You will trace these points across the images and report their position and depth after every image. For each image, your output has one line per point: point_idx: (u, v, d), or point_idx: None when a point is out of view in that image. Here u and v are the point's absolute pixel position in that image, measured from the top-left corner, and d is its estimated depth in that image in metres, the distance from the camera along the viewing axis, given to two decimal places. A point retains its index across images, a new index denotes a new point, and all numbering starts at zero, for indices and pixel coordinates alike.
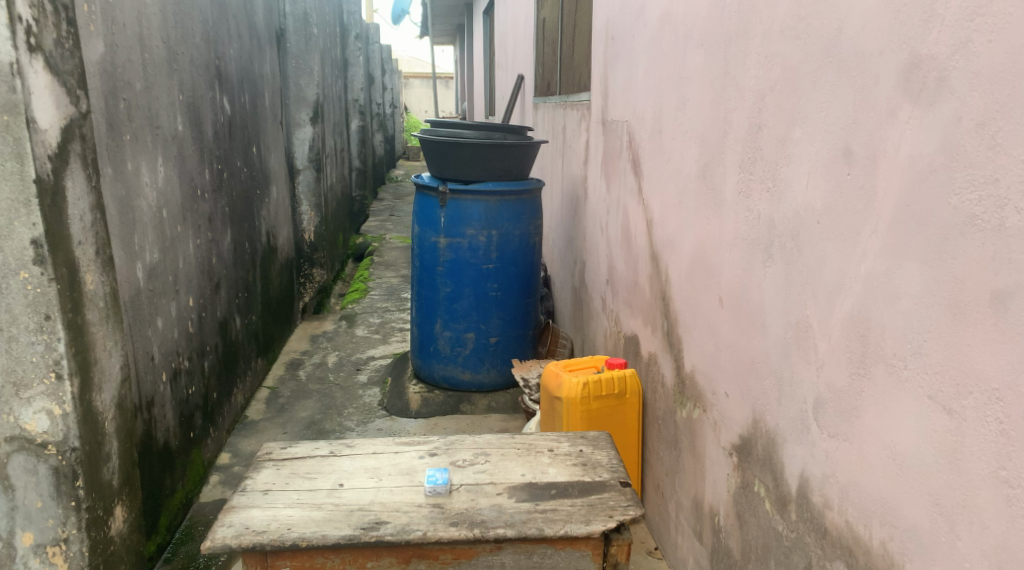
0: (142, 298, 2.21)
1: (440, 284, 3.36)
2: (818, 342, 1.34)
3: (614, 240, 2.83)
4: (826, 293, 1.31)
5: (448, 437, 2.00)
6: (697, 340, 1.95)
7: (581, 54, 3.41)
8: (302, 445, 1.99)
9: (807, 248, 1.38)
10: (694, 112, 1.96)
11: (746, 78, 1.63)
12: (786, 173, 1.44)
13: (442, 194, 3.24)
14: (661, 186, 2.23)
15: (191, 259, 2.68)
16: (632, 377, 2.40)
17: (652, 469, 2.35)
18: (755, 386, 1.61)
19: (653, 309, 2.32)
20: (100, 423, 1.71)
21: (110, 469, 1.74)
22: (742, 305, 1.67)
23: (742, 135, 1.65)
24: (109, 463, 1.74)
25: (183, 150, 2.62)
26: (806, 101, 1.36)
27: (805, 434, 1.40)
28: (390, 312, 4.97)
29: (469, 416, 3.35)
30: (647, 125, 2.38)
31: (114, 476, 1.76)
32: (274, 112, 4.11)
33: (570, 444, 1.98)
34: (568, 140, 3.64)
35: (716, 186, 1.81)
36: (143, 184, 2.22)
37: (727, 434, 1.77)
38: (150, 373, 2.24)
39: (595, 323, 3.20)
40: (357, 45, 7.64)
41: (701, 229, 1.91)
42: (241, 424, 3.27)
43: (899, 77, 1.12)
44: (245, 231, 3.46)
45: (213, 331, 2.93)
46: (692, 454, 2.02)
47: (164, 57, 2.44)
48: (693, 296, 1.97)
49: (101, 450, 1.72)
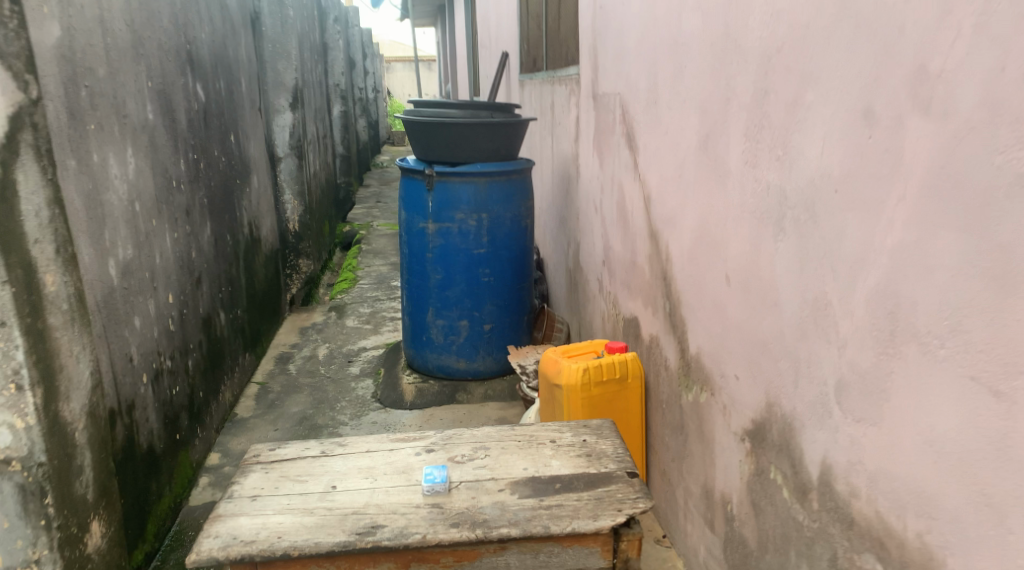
0: (117, 297, 2.09)
1: (431, 271, 3.26)
2: (840, 320, 1.25)
3: (609, 219, 2.73)
4: (848, 268, 1.22)
5: (444, 431, 1.90)
6: (702, 320, 1.86)
7: (568, 27, 3.30)
8: (292, 445, 1.89)
9: (824, 219, 1.28)
10: (691, 81, 1.85)
11: (748, 40, 1.53)
12: (798, 138, 1.35)
13: (429, 177, 3.12)
14: (658, 160, 2.13)
15: (169, 254, 2.56)
16: (634, 361, 2.32)
17: (658, 455, 2.27)
18: (769, 368, 1.52)
19: (654, 289, 2.23)
20: (70, 434, 1.62)
21: (82, 482, 1.65)
22: (752, 282, 1.57)
23: (746, 101, 1.56)
24: (81, 477, 1.65)
25: (155, 139, 2.50)
26: (819, 60, 1.26)
27: (827, 418, 1.31)
28: (380, 301, 4.86)
29: (465, 405, 3.25)
30: (640, 97, 2.28)
31: (88, 491, 1.67)
32: (252, 98, 3.98)
33: (573, 434, 1.88)
34: (557, 117, 3.53)
35: (719, 157, 1.71)
36: (111, 176, 2.10)
37: (738, 418, 1.68)
38: (130, 375, 2.13)
39: (591, 305, 3.11)
40: (336, 29, 7.47)
41: (703, 203, 1.81)
42: (231, 422, 3.16)
43: (927, 26, 1.02)
44: (226, 222, 3.34)
45: (197, 328, 2.81)
46: (701, 439, 1.93)
47: (129, 41, 2.32)
48: (697, 274, 1.87)
49: (72, 463, 1.62)
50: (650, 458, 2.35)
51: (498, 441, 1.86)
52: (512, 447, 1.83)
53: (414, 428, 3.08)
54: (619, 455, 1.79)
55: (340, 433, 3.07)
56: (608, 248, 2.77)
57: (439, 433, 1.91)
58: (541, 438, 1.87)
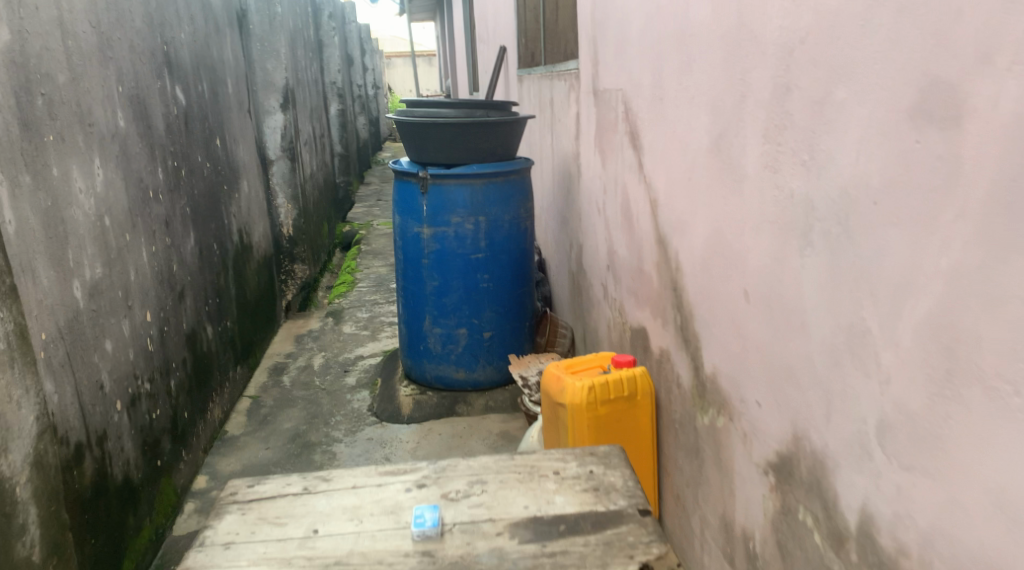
0: (84, 322, 1.94)
1: (427, 278, 3.09)
2: (881, 351, 1.09)
3: (614, 222, 2.56)
4: (891, 292, 1.07)
5: (438, 462, 1.75)
6: (718, 338, 1.70)
7: (567, 18, 3.12)
8: (272, 481, 1.73)
9: (861, 234, 1.12)
10: (701, 75, 1.69)
11: (766, 30, 1.36)
12: (828, 141, 1.18)
13: (423, 180, 2.96)
14: (665, 161, 1.97)
15: (146, 269, 2.41)
16: (644, 377, 2.15)
17: (671, 477, 2.11)
18: (795, 397, 1.36)
19: (664, 300, 2.07)
20: (10, 490, 1.48)
21: (25, 544, 1.51)
22: (774, 299, 1.41)
23: (765, 97, 1.39)
24: (23, 537, 1.51)
25: (127, 148, 2.35)
26: (852, 52, 1.10)
27: (867, 461, 1.15)
28: (379, 305, 4.70)
29: (465, 418, 3.09)
30: (645, 93, 2.12)
31: (33, 550, 1.54)
32: (239, 100, 3.81)
33: (579, 464, 1.72)
34: (557, 113, 3.36)
35: (733, 160, 1.55)
36: (75, 191, 1.95)
37: (761, 449, 1.52)
38: (100, 404, 1.98)
39: (597, 311, 2.95)
40: (331, 25, 7.29)
41: (716, 210, 1.65)
42: (220, 441, 3.01)
43: (994, 13, 0.88)
44: (212, 231, 3.19)
45: (180, 345, 2.66)
46: (718, 466, 1.77)
47: (95, 44, 2.16)
48: (711, 287, 1.71)
49: (11, 523, 1.48)
50: (662, 481, 2.19)
51: (496, 473, 1.71)
52: (511, 480, 1.68)
53: (411, 444, 2.92)
54: (629, 489, 1.63)
55: (334, 451, 2.92)
56: (613, 253, 2.60)
57: (432, 464, 1.75)
58: (544, 469, 1.72)
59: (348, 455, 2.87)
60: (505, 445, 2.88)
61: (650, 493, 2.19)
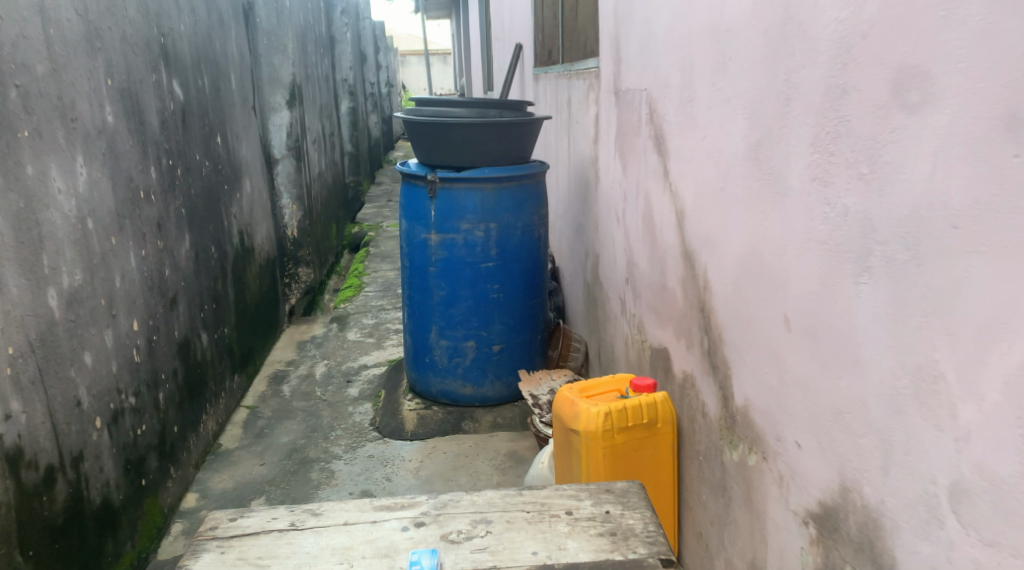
0: (60, 333, 1.79)
1: (433, 287, 2.94)
2: (958, 401, 0.93)
3: (635, 233, 2.40)
4: (975, 333, 0.90)
5: (438, 497, 1.59)
6: (752, 367, 1.54)
7: (587, 15, 2.96)
8: (256, 514, 1.58)
9: (934, 262, 0.95)
10: (739, 76, 1.52)
11: (821, 23, 1.20)
12: (894, 152, 1.02)
13: (431, 184, 2.81)
14: (695, 168, 1.81)
15: (133, 275, 2.26)
16: (666, 403, 1.99)
17: (692, 512, 1.94)
18: (844, 443, 1.19)
19: (689, 321, 1.90)
20: None
21: None
22: (821, 330, 1.24)
23: (816, 100, 1.23)
24: None
25: (116, 145, 2.20)
26: (931, 49, 0.94)
27: (936, 528, 0.98)
28: (385, 311, 4.55)
29: (471, 436, 2.93)
30: (673, 94, 1.95)
31: None
32: (243, 96, 3.67)
33: (593, 503, 1.57)
34: (574, 115, 3.19)
35: (774, 171, 1.38)
36: (52, 191, 1.81)
37: (799, 496, 1.36)
38: (76, 423, 1.83)
39: (613, 326, 2.78)
40: (344, 22, 7.16)
41: (753, 226, 1.48)
42: (213, 455, 2.87)
43: None
44: (210, 233, 3.04)
45: (170, 355, 2.52)
46: (747, 508, 1.60)
47: (82, 33, 2.01)
48: (744, 310, 1.54)
49: None
50: (683, 516, 2.03)
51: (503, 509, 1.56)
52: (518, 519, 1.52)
53: (414, 463, 2.76)
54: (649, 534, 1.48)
55: (332, 468, 2.76)
56: (632, 267, 2.44)
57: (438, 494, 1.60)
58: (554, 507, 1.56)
59: (347, 473, 2.72)
60: (513, 467, 2.71)
61: (668, 529, 2.03)
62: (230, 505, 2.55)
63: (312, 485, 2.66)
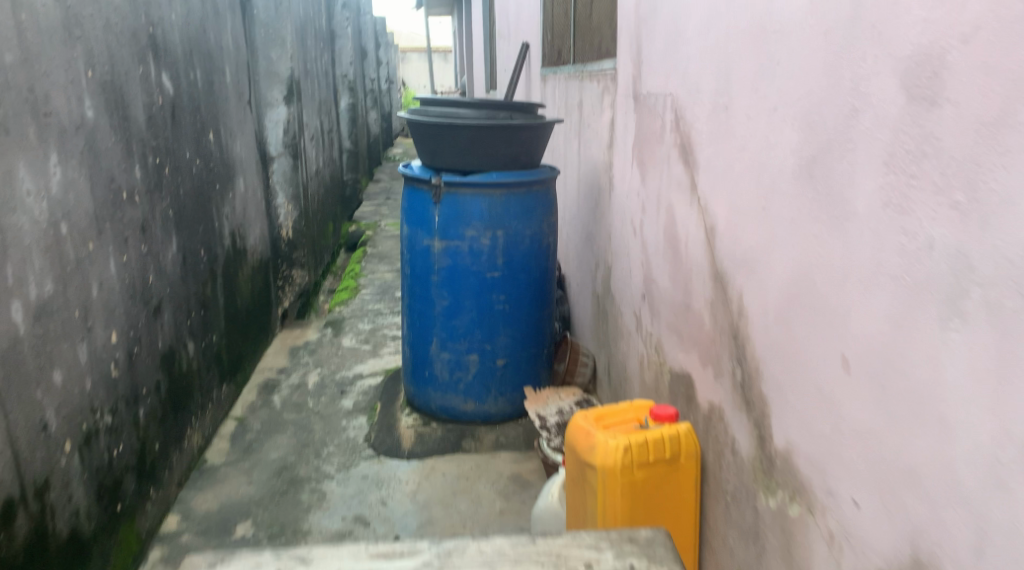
0: (25, 350, 1.62)
1: (435, 297, 2.77)
2: None
3: (655, 247, 2.23)
4: None
5: (442, 543, 1.43)
6: (797, 407, 1.37)
7: (603, 12, 2.80)
8: (237, 560, 1.41)
9: None
10: (790, 81, 1.35)
11: (902, 23, 1.04)
12: None
13: (436, 188, 2.64)
14: (730, 182, 1.64)
15: (113, 283, 2.09)
16: (690, 436, 1.83)
17: (716, 557, 1.78)
18: (921, 512, 1.03)
19: (720, 348, 1.74)
20: None
21: None
22: (893, 378, 1.08)
23: (892, 112, 1.06)
24: None
25: (96, 142, 2.02)
26: None
27: None
28: (382, 316, 4.37)
29: (472, 456, 2.76)
30: (705, 100, 1.79)
31: None
32: (239, 89, 3.50)
33: (616, 555, 1.41)
34: (587, 117, 3.03)
35: (834, 191, 1.22)
36: (20, 194, 1.64)
37: (855, 561, 1.20)
38: (41, 449, 1.67)
39: (625, 343, 2.61)
40: (345, 15, 6.97)
41: (805, 250, 1.32)
42: (197, 472, 2.70)
43: None
44: (199, 236, 2.86)
45: (152, 367, 2.34)
46: (785, 562, 1.44)
47: (59, 19, 1.84)
48: (790, 345, 1.38)
49: None
50: (704, 558, 1.87)
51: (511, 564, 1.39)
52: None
53: (411, 485, 2.60)
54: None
55: (324, 490, 2.59)
56: (651, 283, 2.27)
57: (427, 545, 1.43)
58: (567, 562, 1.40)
59: (339, 496, 2.55)
60: (517, 491, 2.55)
61: None
62: (214, 529, 2.38)
63: (302, 508, 2.49)
